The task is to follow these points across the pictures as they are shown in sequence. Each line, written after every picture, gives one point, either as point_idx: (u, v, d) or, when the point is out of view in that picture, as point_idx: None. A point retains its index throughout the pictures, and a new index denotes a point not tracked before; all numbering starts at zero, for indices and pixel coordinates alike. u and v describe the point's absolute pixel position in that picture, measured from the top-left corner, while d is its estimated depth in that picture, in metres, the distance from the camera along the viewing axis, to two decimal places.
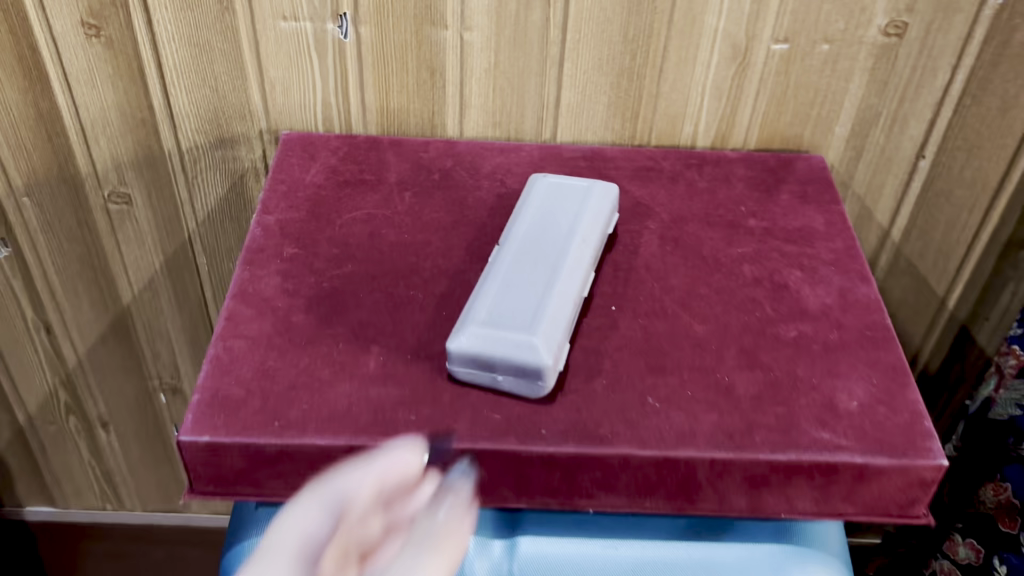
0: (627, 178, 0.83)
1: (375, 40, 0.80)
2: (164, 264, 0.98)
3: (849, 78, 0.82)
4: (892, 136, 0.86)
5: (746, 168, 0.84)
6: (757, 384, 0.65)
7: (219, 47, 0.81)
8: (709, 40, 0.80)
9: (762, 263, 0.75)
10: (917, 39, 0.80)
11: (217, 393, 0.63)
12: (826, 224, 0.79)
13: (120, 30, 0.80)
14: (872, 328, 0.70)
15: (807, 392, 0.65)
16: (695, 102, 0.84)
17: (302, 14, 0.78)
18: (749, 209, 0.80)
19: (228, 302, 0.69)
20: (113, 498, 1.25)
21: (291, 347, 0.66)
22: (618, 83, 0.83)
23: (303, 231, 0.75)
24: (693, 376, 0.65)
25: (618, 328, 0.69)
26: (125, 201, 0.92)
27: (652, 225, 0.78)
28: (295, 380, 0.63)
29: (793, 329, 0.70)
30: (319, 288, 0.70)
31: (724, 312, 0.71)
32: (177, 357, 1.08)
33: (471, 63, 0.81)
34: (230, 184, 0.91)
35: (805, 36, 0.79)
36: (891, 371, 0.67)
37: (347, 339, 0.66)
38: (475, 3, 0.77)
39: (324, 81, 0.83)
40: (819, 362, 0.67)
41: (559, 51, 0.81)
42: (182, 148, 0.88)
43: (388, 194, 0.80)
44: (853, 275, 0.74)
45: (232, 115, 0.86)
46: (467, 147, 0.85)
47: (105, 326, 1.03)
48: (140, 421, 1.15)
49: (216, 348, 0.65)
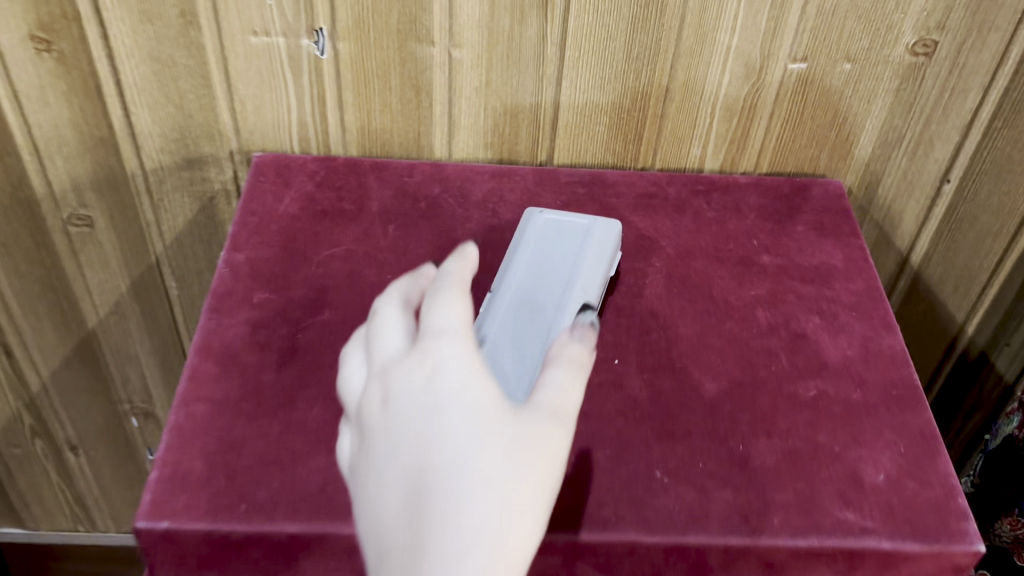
0: (630, 207, 0.76)
1: (354, 57, 0.73)
2: (131, 287, 0.91)
3: (871, 99, 0.76)
4: (915, 159, 0.80)
5: (758, 195, 0.78)
6: (775, 454, 0.59)
7: (183, 63, 0.73)
8: (721, 58, 0.73)
9: (778, 308, 0.69)
10: (947, 58, 0.73)
11: (178, 469, 0.56)
12: (845, 261, 0.73)
13: (73, 44, 0.72)
14: (898, 386, 0.64)
15: (829, 463, 0.59)
16: (703, 123, 0.78)
17: (274, 29, 0.71)
18: (762, 243, 0.74)
19: (191, 359, 0.63)
20: (86, 520, 1.19)
21: (260, 412, 0.60)
22: (621, 103, 0.76)
23: (275, 271, 0.69)
24: (704, 445, 0.59)
25: (620, 386, 0.62)
26: (86, 223, 0.85)
27: (657, 262, 0.72)
28: (265, 454, 0.57)
29: (812, 388, 0.64)
30: (293, 341, 0.64)
31: (737, 367, 0.64)
32: (147, 380, 1.02)
33: (460, 81, 0.74)
34: (200, 206, 0.85)
35: (825, 55, 0.73)
36: (920, 438, 0.61)
37: (322, 403, 0.60)
38: (464, 18, 0.70)
39: (299, 100, 0.76)
40: (842, 427, 0.61)
41: (557, 69, 0.74)
42: (146, 169, 0.81)
43: (369, 226, 0.73)
44: (876, 323, 0.68)
45: (200, 135, 0.79)
46: (456, 171, 0.78)
47: (69, 350, 0.96)
48: (112, 444, 1.09)
49: (177, 414, 0.59)
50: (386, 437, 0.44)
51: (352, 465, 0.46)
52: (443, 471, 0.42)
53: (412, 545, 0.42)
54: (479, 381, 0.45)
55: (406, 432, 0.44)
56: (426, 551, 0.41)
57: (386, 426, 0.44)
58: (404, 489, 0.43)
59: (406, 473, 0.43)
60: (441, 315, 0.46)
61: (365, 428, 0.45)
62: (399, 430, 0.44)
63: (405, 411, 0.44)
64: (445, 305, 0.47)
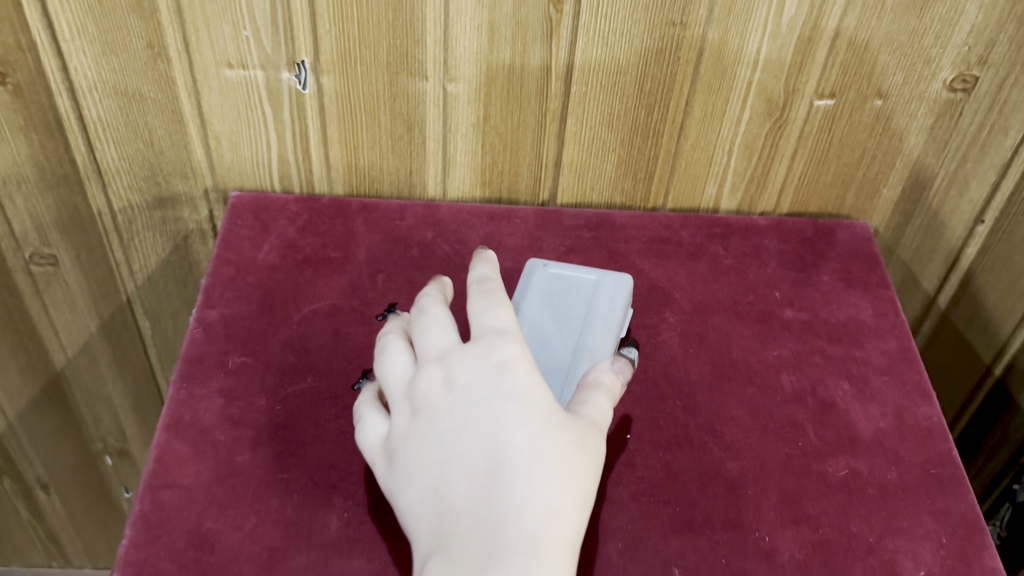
0: (639, 253, 0.70)
1: (340, 91, 0.66)
2: (100, 327, 0.84)
3: (903, 137, 0.70)
4: (948, 199, 0.74)
5: (779, 240, 0.72)
6: (804, 547, 0.54)
7: (152, 97, 0.67)
8: (741, 93, 0.67)
9: (803, 371, 0.63)
10: (988, 95, 0.67)
11: (142, 569, 0.50)
12: (875, 316, 0.67)
13: (30, 75, 0.65)
14: (937, 465, 0.58)
15: (864, 557, 0.53)
16: (720, 162, 0.71)
17: (252, 61, 0.65)
18: (784, 295, 0.68)
19: (159, 436, 0.56)
20: (59, 556, 1.13)
21: (233, 500, 0.54)
22: (631, 141, 0.70)
23: (252, 331, 0.62)
24: (727, 536, 0.54)
25: (633, 466, 0.57)
26: (50, 262, 0.78)
27: (670, 317, 0.66)
28: (239, 550, 0.51)
29: (843, 466, 0.58)
30: (271, 414, 0.58)
31: (760, 443, 0.59)
32: (121, 420, 0.95)
33: (455, 117, 0.68)
34: (172, 245, 0.78)
35: (855, 90, 0.67)
36: (963, 526, 0.55)
37: (302, 487, 0.54)
38: (461, 51, 0.64)
39: (280, 135, 0.69)
40: (877, 513, 0.55)
41: (561, 105, 0.67)
42: (114, 207, 0.75)
43: (356, 276, 0.67)
44: (910, 390, 0.62)
45: (172, 172, 0.72)
46: (450, 213, 0.72)
47: (37, 392, 0.89)
48: (85, 483, 1.02)
49: (142, 503, 0.53)
50: (451, 421, 0.47)
51: (406, 446, 0.48)
52: (514, 452, 0.45)
53: (483, 522, 0.44)
54: (539, 381, 0.48)
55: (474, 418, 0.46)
56: (500, 527, 0.44)
57: (451, 411, 0.47)
58: (475, 469, 0.45)
59: (477, 453, 0.46)
60: (497, 316, 0.49)
61: (426, 410, 0.48)
62: (467, 416, 0.46)
63: (472, 397, 0.47)
64: (502, 307, 0.50)
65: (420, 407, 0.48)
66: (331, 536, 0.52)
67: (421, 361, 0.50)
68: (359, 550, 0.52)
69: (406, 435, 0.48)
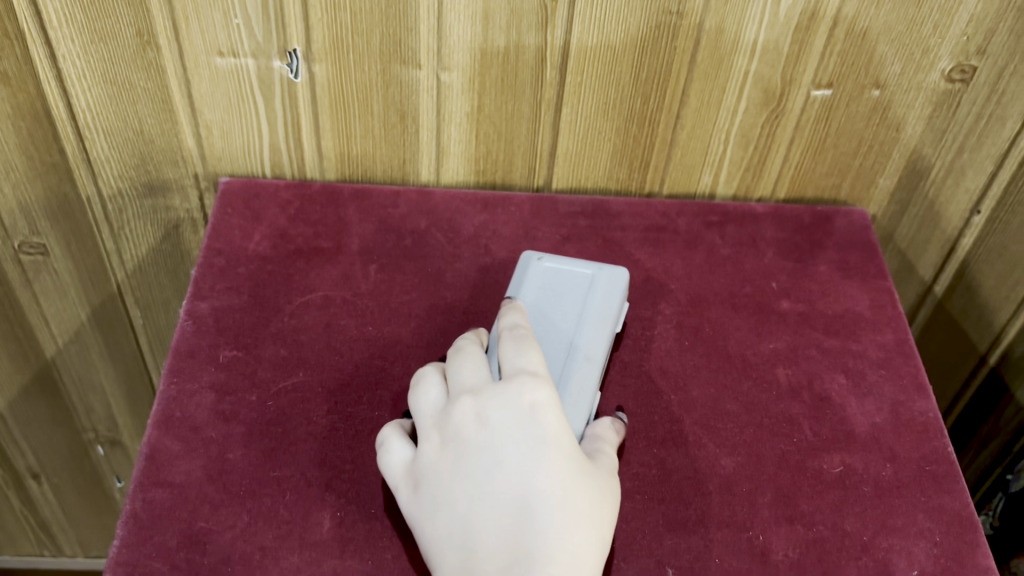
0: (635, 243, 0.70)
1: (332, 80, 0.66)
2: (91, 316, 0.84)
3: (900, 127, 0.69)
4: (945, 188, 0.73)
5: (776, 227, 0.72)
6: (800, 544, 0.53)
7: (141, 85, 0.66)
8: (738, 82, 0.66)
9: (799, 365, 0.63)
10: (986, 85, 0.66)
11: (135, 571, 0.49)
12: (871, 307, 0.67)
13: (16, 63, 0.63)
14: (933, 461, 0.58)
15: (857, 555, 0.53)
16: (716, 151, 0.71)
17: (242, 49, 0.64)
18: (781, 285, 0.68)
19: (150, 433, 0.55)
20: (51, 545, 1.12)
21: (226, 499, 0.53)
22: (626, 130, 0.69)
23: (242, 324, 0.62)
24: (722, 534, 0.53)
25: (628, 462, 0.56)
26: (39, 251, 0.77)
27: (666, 309, 0.65)
28: (231, 551, 0.50)
29: (838, 462, 0.57)
30: (263, 409, 0.57)
31: (756, 438, 0.58)
32: (113, 409, 0.95)
33: (449, 106, 0.67)
34: (162, 234, 0.78)
35: (853, 80, 0.66)
36: (958, 523, 0.55)
37: (296, 486, 0.53)
38: (454, 39, 0.63)
39: (272, 123, 0.69)
40: (872, 511, 0.55)
41: (557, 93, 0.67)
42: (103, 195, 0.74)
43: (348, 267, 0.66)
44: (907, 384, 0.62)
45: (162, 160, 0.72)
46: (445, 201, 0.71)
47: (27, 380, 0.88)
48: (76, 471, 1.02)
49: (133, 502, 0.52)
50: (484, 455, 0.48)
51: (435, 474, 0.49)
52: (545, 495, 0.46)
53: (519, 559, 0.45)
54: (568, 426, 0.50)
55: (509, 455, 0.47)
56: (535, 562, 0.45)
57: (484, 446, 0.48)
58: (507, 505, 0.46)
59: (509, 491, 0.47)
60: (531, 362, 0.52)
61: (457, 441, 0.49)
62: (503, 453, 0.48)
63: (507, 435, 0.48)
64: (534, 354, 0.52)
65: (453, 439, 0.49)
66: (323, 536, 0.51)
67: (454, 396, 0.51)
68: (351, 550, 0.51)
69: (431, 465, 0.49)
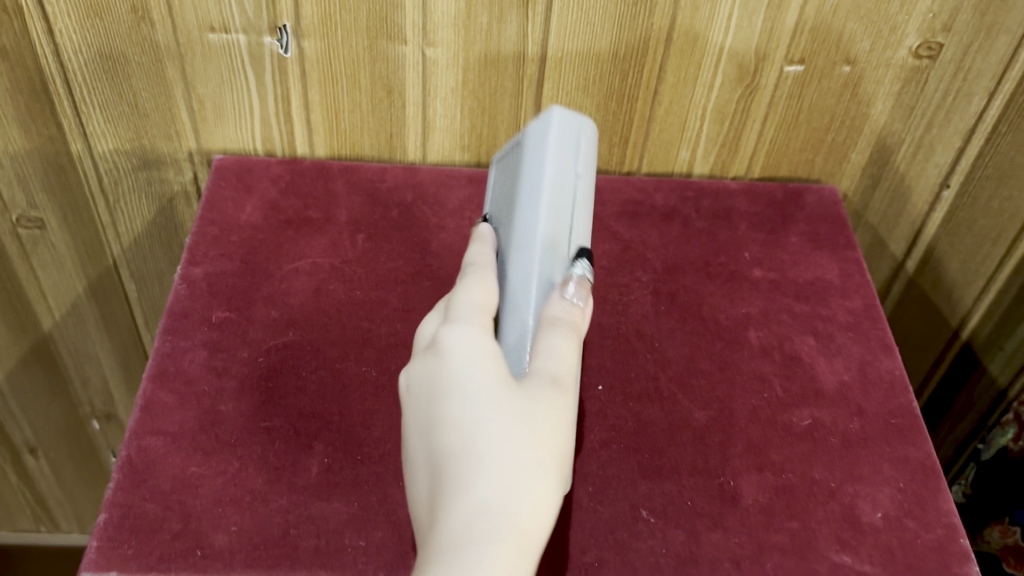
0: (615, 216, 0.72)
1: (321, 55, 0.68)
2: (88, 289, 0.86)
3: (871, 102, 0.72)
4: (915, 164, 0.76)
5: (750, 202, 0.74)
6: (769, 490, 0.56)
7: (136, 61, 0.68)
8: (713, 59, 0.68)
9: (771, 328, 0.65)
10: (952, 62, 0.69)
11: (129, 510, 0.53)
12: (841, 276, 0.69)
13: (15, 39, 0.66)
14: (898, 415, 0.61)
15: (825, 500, 0.56)
16: (693, 127, 0.73)
17: (234, 25, 0.66)
18: (754, 256, 0.70)
19: (145, 385, 0.59)
20: (48, 520, 1.15)
21: (217, 447, 0.56)
22: (607, 105, 0.71)
23: (235, 288, 0.64)
24: (694, 480, 0.56)
25: (604, 415, 0.59)
26: (37, 224, 0.80)
27: (642, 277, 0.68)
28: (222, 493, 0.54)
29: (806, 416, 0.60)
30: (254, 367, 0.60)
31: (727, 395, 0.61)
32: (109, 381, 0.97)
33: (435, 81, 0.70)
34: (158, 207, 0.80)
35: (824, 57, 0.68)
36: (920, 472, 0.58)
37: (284, 435, 0.57)
38: (439, 15, 0.65)
39: (263, 99, 0.71)
40: (840, 460, 0.58)
41: (538, 70, 0.69)
42: (100, 169, 0.76)
43: (337, 237, 0.69)
44: (873, 344, 0.65)
45: (156, 134, 0.74)
46: (430, 175, 0.74)
47: (25, 351, 0.91)
48: (73, 445, 1.04)
49: (129, 449, 0.55)
50: (412, 423, 0.44)
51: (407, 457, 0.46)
52: (448, 444, 0.41)
53: (429, 523, 0.40)
54: (482, 362, 0.43)
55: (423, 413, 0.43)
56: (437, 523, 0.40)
57: (412, 413, 0.44)
58: (425, 469, 0.42)
59: (426, 452, 0.42)
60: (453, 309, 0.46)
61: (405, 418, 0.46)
62: (419, 415, 0.43)
63: (423, 393, 0.44)
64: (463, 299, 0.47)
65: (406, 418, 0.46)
66: (311, 479, 0.55)
67: None
68: (338, 493, 0.54)
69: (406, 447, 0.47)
